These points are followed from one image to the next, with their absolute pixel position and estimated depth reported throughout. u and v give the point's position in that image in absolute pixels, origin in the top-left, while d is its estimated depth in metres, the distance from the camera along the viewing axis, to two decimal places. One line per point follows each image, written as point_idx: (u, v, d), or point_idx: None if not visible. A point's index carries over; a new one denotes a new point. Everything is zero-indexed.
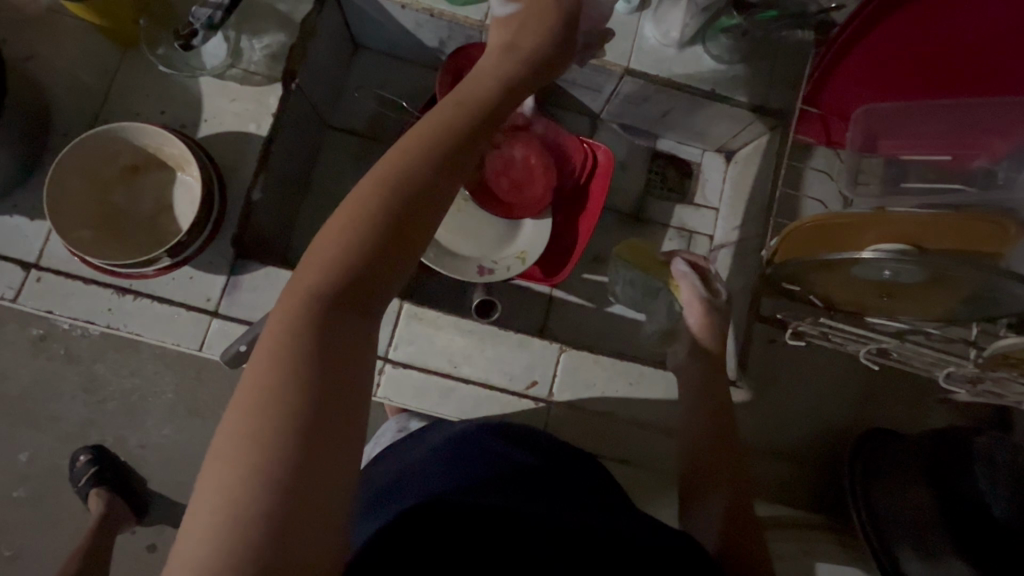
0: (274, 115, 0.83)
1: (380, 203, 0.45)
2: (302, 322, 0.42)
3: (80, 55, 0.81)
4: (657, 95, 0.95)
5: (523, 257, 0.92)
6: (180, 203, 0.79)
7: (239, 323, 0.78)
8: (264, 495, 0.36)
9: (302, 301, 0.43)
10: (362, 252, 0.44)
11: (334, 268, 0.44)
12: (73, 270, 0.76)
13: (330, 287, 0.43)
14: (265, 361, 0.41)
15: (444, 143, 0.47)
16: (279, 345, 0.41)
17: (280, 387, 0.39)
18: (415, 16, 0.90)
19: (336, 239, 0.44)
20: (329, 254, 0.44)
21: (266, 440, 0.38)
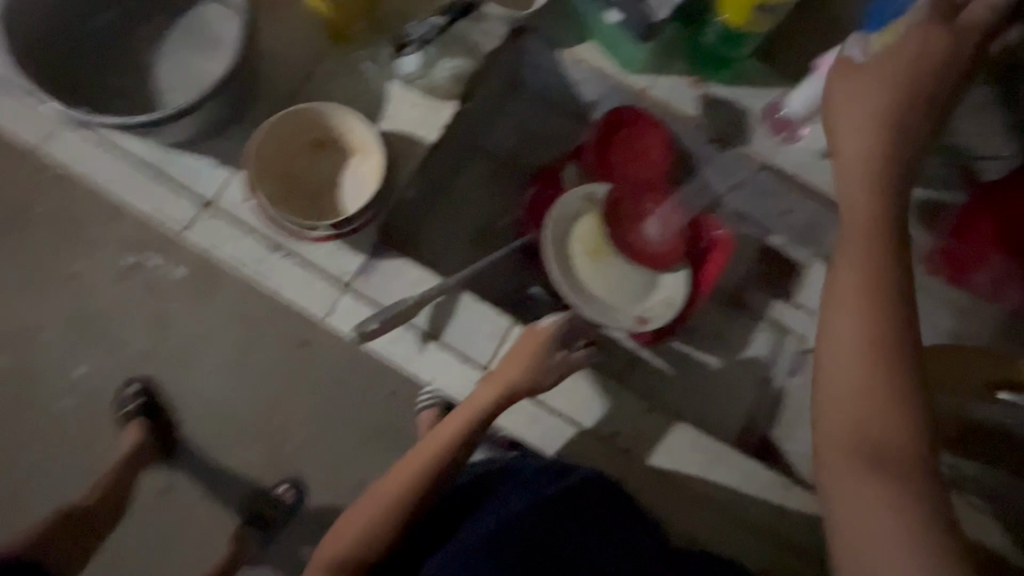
0: (443, 127, 0.91)
1: (440, 452, 0.80)
2: (401, 489, 0.78)
3: (296, 35, 0.91)
4: (789, 194, 0.99)
5: (669, 304, 0.97)
6: (346, 183, 0.86)
7: (366, 303, 0.83)
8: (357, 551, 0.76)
9: (407, 469, 0.80)
10: (412, 490, 0.78)
11: (393, 496, 0.78)
12: (238, 217, 0.84)
13: (409, 483, 0.79)
14: (397, 472, 0.80)
15: (490, 404, 0.79)
16: (401, 474, 0.80)
17: (396, 479, 0.80)
18: (585, 72, 0.98)
19: (419, 464, 0.80)
20: (390, 495, 0.78)
21: (385, 508, 0.78)
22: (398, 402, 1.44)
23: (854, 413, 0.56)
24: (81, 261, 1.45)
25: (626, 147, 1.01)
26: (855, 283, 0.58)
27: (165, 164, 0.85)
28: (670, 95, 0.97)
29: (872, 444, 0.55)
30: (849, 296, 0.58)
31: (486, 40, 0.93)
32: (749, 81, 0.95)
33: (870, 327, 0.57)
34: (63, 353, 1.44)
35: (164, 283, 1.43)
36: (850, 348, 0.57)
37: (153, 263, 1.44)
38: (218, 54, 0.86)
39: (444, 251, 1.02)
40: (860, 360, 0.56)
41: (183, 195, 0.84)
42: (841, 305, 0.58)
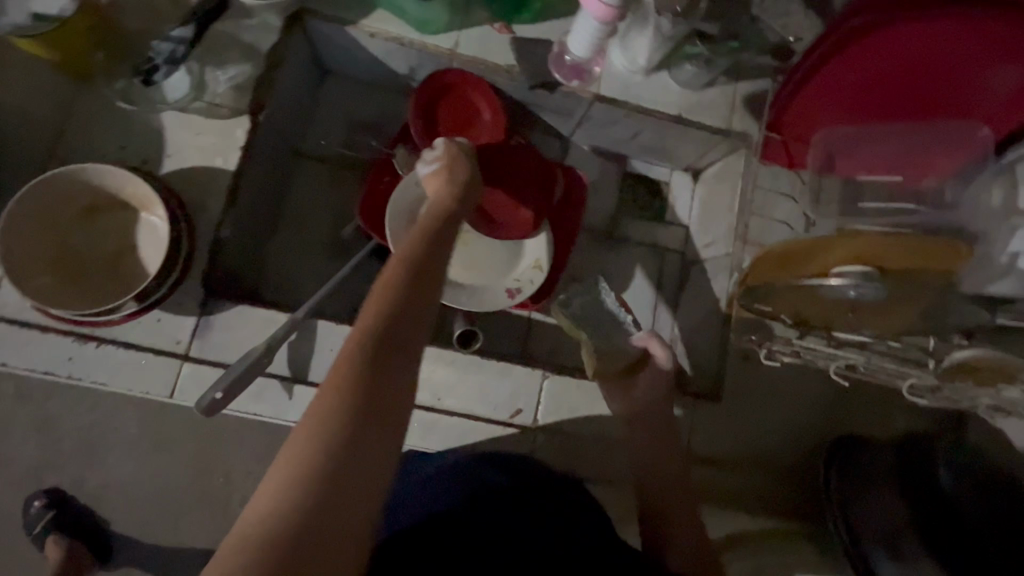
0: (242, 148, 0.81)
1: (394, 279, 0.52)
2: (362, 355, 0.47)
3: (29, 88, 0.77)
4: (626, 119, 0.97)
5: (539, 266, 0.94)
6: (144, 244, 0.75)
7: (210, 367, 0.75)
8: (376, 354, 0.47)
9: (364, 329, 0.48)
10: (392, 306, 0.50)
11: (359, 343, 0.47)
12: (27, 318, 0.72)
13: (364, 344, 0.47)
14: (337, 362, 0.46)
15: (448, 205, 0.64)
16: (354, 338, 0.48)
17: (350, 359, 0.46)
18: (384, 45, 0.90)
19: (378, 305, 0.50)
20: (375, 317, 0.49)
21: (348, 379, 0.45)
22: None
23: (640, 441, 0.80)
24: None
25: (458, 116, 0.93)
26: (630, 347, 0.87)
27: None
28: (483, 48, 0.91)
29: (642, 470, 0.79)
30: (624, 362, 0.86)
31: (260, 38, 0.83)
32: (556, 15, 0.92)
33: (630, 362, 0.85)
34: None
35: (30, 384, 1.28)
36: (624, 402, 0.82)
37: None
38: None
39: (298, 275, 0.94)
40: None
41: None
42: (615, 380, 0.84)
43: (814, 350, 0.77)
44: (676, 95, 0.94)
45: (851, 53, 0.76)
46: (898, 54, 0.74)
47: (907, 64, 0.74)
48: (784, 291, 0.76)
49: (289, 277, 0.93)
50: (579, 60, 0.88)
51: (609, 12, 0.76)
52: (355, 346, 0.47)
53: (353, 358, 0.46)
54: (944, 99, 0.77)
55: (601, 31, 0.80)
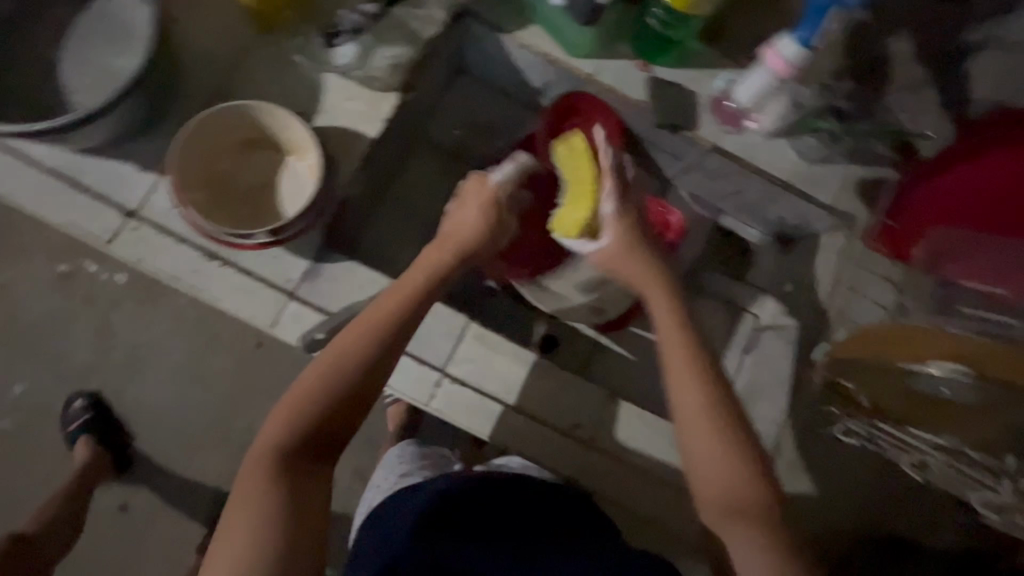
0: (385, 120, 0.87)
1: (356, 348, 0.65)
2: (305, 416, 0.63)
3: (220, 28, 0.85)
4: (735, 175, 1.00)
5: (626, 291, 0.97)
6: (284, 184, 0.82)
7: (312, 310, 0.80)
8: (299, 436, 0.62)
9: (309, 398, 0.64)
10: (326, 387, 0.64)
11: (304, 405, 0.63)
12: (167, 227, 0.78)
13: (313, 409, 0.63)
14: (284, 417, 0.63)
15: (439, 271, 0.73)
16: (302, 400, 0.63)
17: (296, 419, 0.63)
18: (529, 57, 0.96)
19: (328, 373, 0.64)
20: (302, 405, 0.64)
21: (290, 436, 0.62)
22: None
23: (718, 471, 0.64)
24: (17, 271, 1.38)
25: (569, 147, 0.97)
26: (684, 339, 0.69)
27: (80, 173, 0.78)
28: (620, 79, 0.95)
29: (731, 496, 0.63)
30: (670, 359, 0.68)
31: (424, 27, 0.89)
32: (697, 65, 0.95)
33: (691, 365, 0.67)
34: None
35: (104, 291, 1.38)
36: (688, 417, 0.65)
37: (93, 270, 1.38)
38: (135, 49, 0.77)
39: (395, 248, 0.99)
40: (692, 396, 0.66)
41: (103, 206, 0.78)
42: (682, 380, 0.66)
43: (884, 431, 0.79)
44: (791, 163, 0.96)
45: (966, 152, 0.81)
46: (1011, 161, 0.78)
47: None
48: (874, 372, 0.80)
49: (386, 247, 0.98)
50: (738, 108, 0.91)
51: (790, 71, 0.81)
52: (286, 429, 0.63)
53: (285, 441, 0.62)
54: None
55: (771, 86, 0.84)
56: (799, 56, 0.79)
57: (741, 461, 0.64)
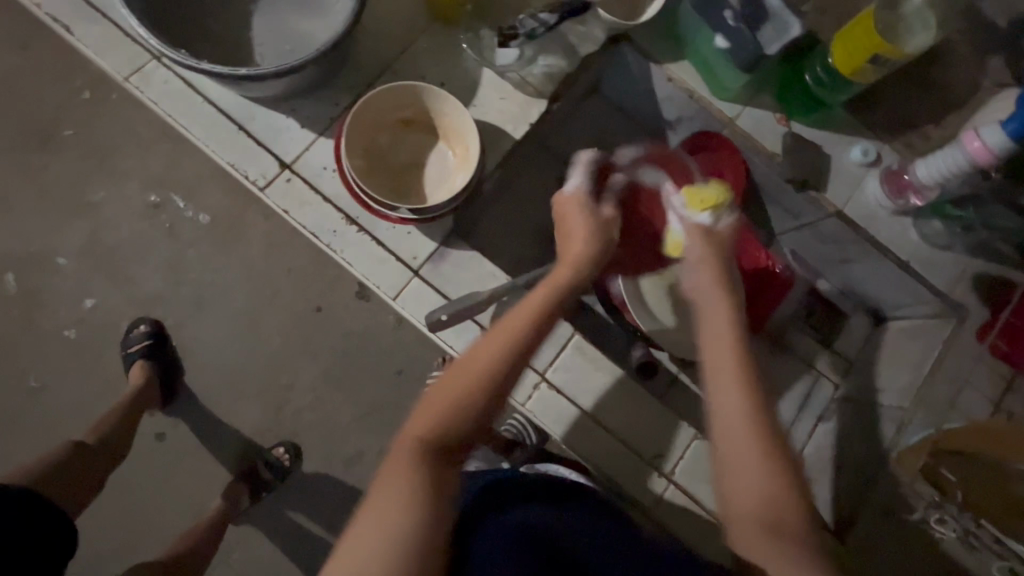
0: (531, 124, 0.90)
1: (501, 346, 0.57)
2: (456, 419, 0.53)
3: (397, 9, 0.89)
4: (850, 244, 1.00)
5: None
6: (431, 166, 0.85)
7: (433, 291, 0.83)
8: (444, 436, 0.52)
9: (459, 398, 0.54)
10: (476, 386, 0.55)
11: (451, 406, 0.54)
12: (317, 185, 0.83)
13: (460, 413, 0.53)
14: (424, 421, 0.53)
15: (577, 276, 0.66)
16: (448, 399, 0.54)
17: (439, 419, 0.53)
18: (673, 91, 0.98)
19: (470, 373, 0.55)
20: (452, 402, 0.54)
21: (433, 437, 0.52)
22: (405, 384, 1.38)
23: (750, 477, 0.53)
24: (109, 191, 1.32)
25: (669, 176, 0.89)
26: (736, 335, 0.61)
27: (249, 120, 0.84)
28: (757, 128, 0.97)
29: (770, 506, 0.51)
30: (722, 371, 0.58)
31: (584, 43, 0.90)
32: (836, 129, 0.96)
33: (740, 372, 0.57)
34: (64, 284, 1.30)
35: (188, 229, 1.35)
36: (737, 435, 0.55)
37: (180, 206, 1.33)
38: (325, 17, 0.83)
39: (502, 245, 1.02)
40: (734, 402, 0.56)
41: (264, 154, 0.83)
42: (725, 382, 0.57)
43: None
44: (911, 243, 0.96)
45: None
46: None
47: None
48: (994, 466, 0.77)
49: (495, 244, 1.01)
50: (908, 178, 0.90)
51: (989, 159, 0.80)
52: (432, 426, 0.52)
53: (427, 437, 0.52)
54: None
55: (955, 170, 0.84)
56: (1005, 147, 0.78)
57: (782, 473, 0.53)
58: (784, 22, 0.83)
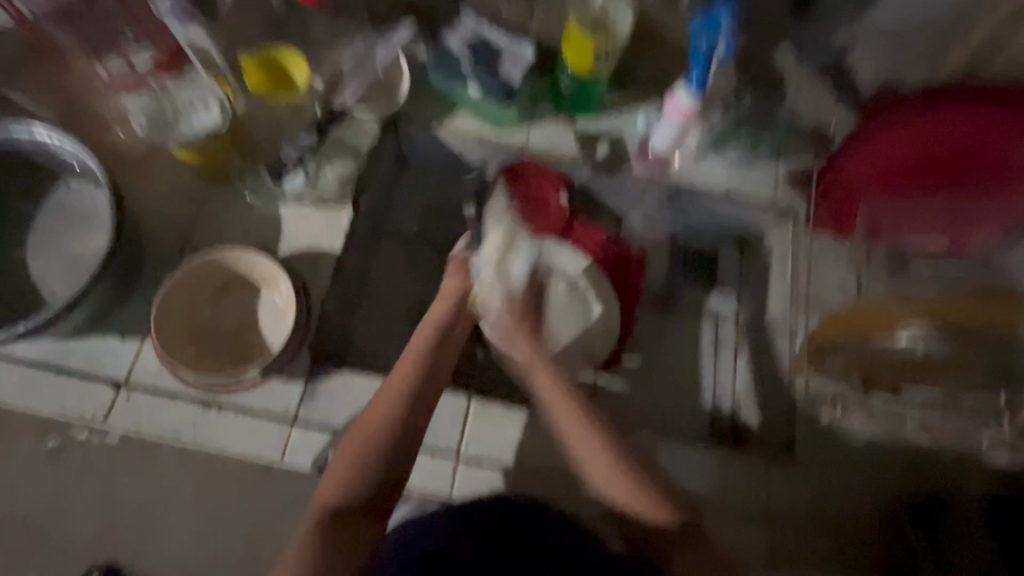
0: (346, 232, 0.92)
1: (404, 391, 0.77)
2: (364, 464, 0.74)
3: (171, 188, 0.89)
4: (677, 197, 1.07)
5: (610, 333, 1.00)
6: (264, 317, 0.84)
7: (319, 431, 0.81)
8: (348, 495, 0.73)
9: (364, 450, 0.74)
10: (363, 466, 0.74)
11: (364, 453, 0.74)
12: (158, 387, 0.80)
13: (372, 455, 0.74)
14: (341, 467, 0.74)
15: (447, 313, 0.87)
16: (357, 450, 0.74)
17: (355, 466, 0.74)
18: (463, 141, 1.02)
19: (377, 424, 0.75)
20: (346, 474, 0.74)
21: (345, 479, 0.73)
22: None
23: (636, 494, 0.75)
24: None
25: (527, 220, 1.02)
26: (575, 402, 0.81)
27: (66, 357, 0.80)
28: (549, 140, 1.02)
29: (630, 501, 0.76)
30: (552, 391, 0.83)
31: (360, 138, 0.95)
32: (614, 112, 1.03)
33: (589, 430, 0.79)
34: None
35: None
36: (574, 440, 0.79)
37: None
38: (101, 224, 0.83)
39: (380, 344, 1.02)
40: (563, 406, 0.82)
41: (92, 384, 0.79)
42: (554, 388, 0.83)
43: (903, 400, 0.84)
44: (723, 176, 1.03)
45: (897, 133, 0.87)
46: (943, 136, 0.84)
47: (939, 139, 0.85)
48: (838, 346, 0.89)
49: (373, 347, 1.01)
50: (660, 153, 0.98)
51: (690, 114, 0.89)
52: (333, 494, 0.73)
53: (330, 504, 0.73)
54: (987, 173, 0.85)
55: (679, 130, 0.93)
56: (692, 100, 0.88)
57: (635, 480, 0.76)
58: (517, 50, 0.91)
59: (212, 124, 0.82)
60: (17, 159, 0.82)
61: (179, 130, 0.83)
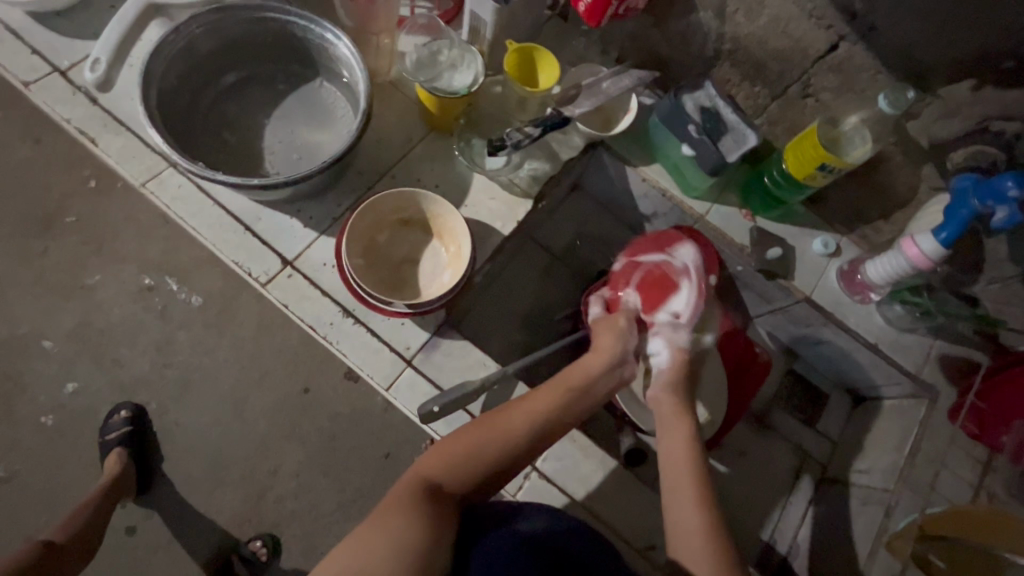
0: (518, 222, 0.97)
1: (543, 399, 0.76)
2: (478, 452, 0.69)
3: (394, 120, 0.98)
4: (821, 327, 1.05)
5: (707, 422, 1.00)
6: (425, 263, 0.91)
7: (427, 382, 0.86)
8: (449, 477, 0.66)
9: (487, 434, 0.70)
10: (475, 458, 0.68)
11: (483, 438, 0.70)
12: (316, 279, 0.87)
13: (491, 448, 0.69)
14: (452, 447, 0.69)
15: (611, 350, 0.85)
16: (475, 435, 0.70)
17: (468, 452, 0.69)
18: (646, 189, 1.05)
19: (507, 417, 0.72)
20: (460, 455, 0.68)
21: (452, 461, 0.67)
22: (390, 466, 1.33)
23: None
24: (105, 275, 1.36)
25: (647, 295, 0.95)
26: (700, 499, 0.69)
27: (254, 220, 0.88)
28: (727, 224, 1.03)
29: None
30: (675, 463, 0.74)
31: (566, 150, 1.02)
32: (796, 222, 1.03)
33: (697, 514, 0.68)
34: (53, 367, 1.33)
35: (179, 311, 1.36)
36: (677, 530, 0.68)
37: (174, 287, 1.36)
38: (334, 128, 0.93)
39: (490, 330, 1.06)
40: (684, 469, 0.73)
41: (267, 251, 0.87)
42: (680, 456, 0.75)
43: None
44: (877, 328, 1.01)
45: None
46: None
47: None
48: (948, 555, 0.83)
49: (484, 331, 1.05)
50: (868, 283, 0.97)
51: (924, 262, 0.87)
52: (431, 471, 0.67)
53: (431, 477, 0.66)
54: None
55: (902, 271, 0.90)
56: (933, 252, 0.85)
57: None
58: (743, 135, 0.94)
59: (463, 87, 0.90)
60: (293, 47, 0.92)
61: (435, 81, 0.91)
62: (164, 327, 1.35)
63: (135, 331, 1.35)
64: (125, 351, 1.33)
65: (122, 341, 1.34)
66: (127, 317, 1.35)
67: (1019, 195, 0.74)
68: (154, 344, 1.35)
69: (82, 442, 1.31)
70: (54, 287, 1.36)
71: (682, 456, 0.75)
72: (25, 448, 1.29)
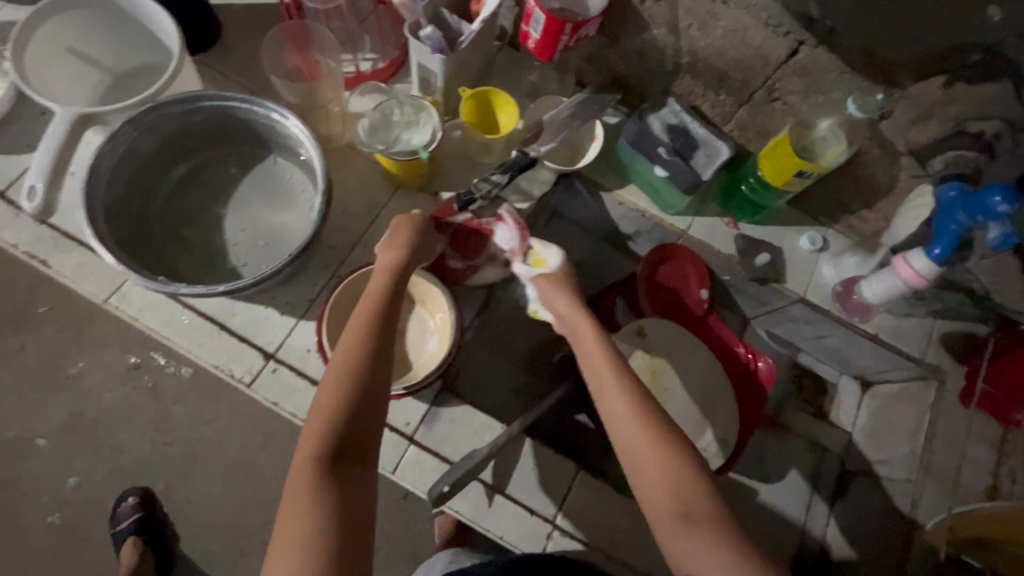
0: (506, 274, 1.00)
1: (367, 316, 0.71)
2: (341, 401, 0.63)
3: (357, 182, 0.94)
4: (821, 324, 1.02)
5: (724, 443, 0.98)
6: (412, 331, 0.89)
7: (433, 457, 0.83)
8: (328, 443, 0.61)
9: (341, 379, 0.65)
10: (339, 402, 0.63)
11: (337, 387, 0.64)
12: (303, 368, 0.84)
13: (347, 390, 0.64)
14: (318, 411, 0.63)
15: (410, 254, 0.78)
16: (334, 383, 0.65)
17: (331, 407, 0.63)
18: (624, 211, 1.02)
19: (347, 351, 0.67)
20: (324, 413, 0.63)
21: (321, 425, 0.62)
22: (410, 506, 1.30)
23: (652, 465, 0.61)
24: (88, 360, 1.32)
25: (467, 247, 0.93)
26: (620, 377, 0.69)
27: (228, 317, 0.85)
28: (709, 235, 1.01)
29: (670, 471, 0.61)
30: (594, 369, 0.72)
31: (535, 186, 0.98)
32: (779, 223, 1.01)
33: (622, 392, 0.67)
34: (49, 464, 1.28)
35: (171, 385, 1.32)
36: (612, 419, 0.67)
37: (162, 362, 1.33)
38: (296, 205, 0.89)
39: (490, 376, 1.04)
40: (595, 356, 0.73)
41: (246, 348, 0.84)
42: (586, 349, 0.74)
43: None
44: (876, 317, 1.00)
45: None
46: None
47: None
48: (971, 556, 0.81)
49: (484, 379, 1.03)
50: (864, 301, 0.94)
51: (921, 280, 0.84)
52: (312, 443, 0.61)
53: (313, 448, 0.60)
54: None
55: (897, 288, 0.87)
56: (929, 268, 0.82)
57: (670, 440, 0.63)
58: (716, 148, 0.92)
59: (422, 143, 0.86)
60: (241, 130, 0.88)
61: (391, 144, 0.88)
62: (157, 403, 1.31)
63: (129, 414, 1.31)
64: (123, 435, 1.29)
65: (117, 425, 1.30)
66: (118, 401, 1.31)
67: (1009, 212, 0.72)
68: (151, 424, 1.31)
69: (91, 535, 1.26)
70: (36, 381, 1.31)
71: (595, 352, 0.73)
72: (37, 550, 1.25)
